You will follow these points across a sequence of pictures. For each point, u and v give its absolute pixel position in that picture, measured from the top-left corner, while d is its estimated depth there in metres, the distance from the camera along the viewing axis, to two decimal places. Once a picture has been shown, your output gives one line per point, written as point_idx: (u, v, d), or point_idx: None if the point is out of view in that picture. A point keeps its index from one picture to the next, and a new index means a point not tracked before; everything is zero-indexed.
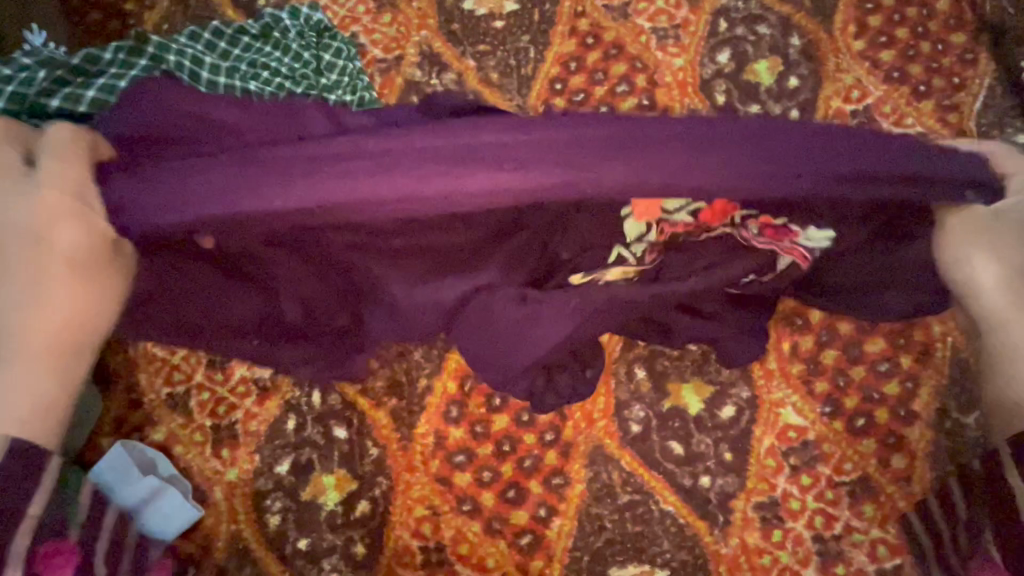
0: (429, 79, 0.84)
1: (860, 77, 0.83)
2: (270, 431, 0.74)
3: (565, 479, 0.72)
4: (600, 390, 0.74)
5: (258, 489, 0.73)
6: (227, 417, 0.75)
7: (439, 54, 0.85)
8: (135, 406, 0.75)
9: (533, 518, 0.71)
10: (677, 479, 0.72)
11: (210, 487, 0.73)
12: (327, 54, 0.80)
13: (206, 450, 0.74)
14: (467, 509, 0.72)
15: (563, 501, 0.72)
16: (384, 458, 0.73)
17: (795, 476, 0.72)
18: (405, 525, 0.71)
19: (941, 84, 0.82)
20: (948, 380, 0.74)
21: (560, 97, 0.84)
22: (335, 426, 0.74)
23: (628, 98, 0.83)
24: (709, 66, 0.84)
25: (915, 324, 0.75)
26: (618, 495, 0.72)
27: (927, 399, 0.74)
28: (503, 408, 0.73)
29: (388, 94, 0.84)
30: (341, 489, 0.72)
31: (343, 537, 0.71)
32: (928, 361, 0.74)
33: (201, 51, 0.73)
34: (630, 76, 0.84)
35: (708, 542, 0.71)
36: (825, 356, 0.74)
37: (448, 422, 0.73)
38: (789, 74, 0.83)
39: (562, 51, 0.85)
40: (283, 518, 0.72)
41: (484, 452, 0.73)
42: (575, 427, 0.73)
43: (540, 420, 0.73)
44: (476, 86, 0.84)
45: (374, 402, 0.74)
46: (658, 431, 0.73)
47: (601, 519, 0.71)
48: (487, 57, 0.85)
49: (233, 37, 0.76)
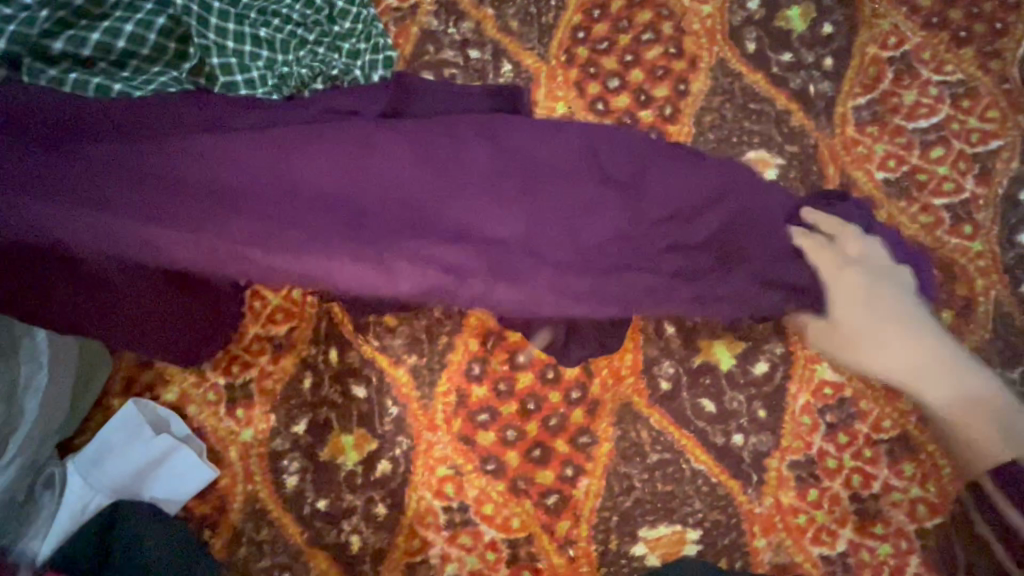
0: (446, 28, 0.81)
1: (898, 23, 0.79)
2: (286, 390, 0.72)
3: (592, 438, 0.69)
4: (628, 346, 0.71)
5: (275, 449, 0.70)
6: (242, 376, 0.72)
7: (456, 2, 0.81)
8: (145, 366, 0.72)
9: (560, 478, 0.69)
10: (709, 438, 0.69)
11: (225, 448, 0.71)
12: None
13: (220, 410, 0.71)
14: (491, 469, 0.69)
15: (590, 460, 0.69)
16: (404, 418, 0.70)
17: (831, 434, 0.69)
18: (427, 485, 0.69)
19: (982, 30, 0.79)
20: (991, 335, 0.71)
21: (582, 47, 0.80)
22: (354, 385, 0.71)
23: (654, 46, 0.80)
24: (738, 12, 0.80)
25: (955, 277, 0.72)
26: (647, 454, 0.69)
27: (969, 355, 0.71)
28: (527, 365, 0.71)
29: (404, 44, 0.81)
30: (361, 449, 0.70)
31: (363, 498, 0.69)
32: (970, 315, 0.71)
33: None
34: (655, 24, 0.80)
35: (741, 502, 0.68)
36: None
37: (470, 380, 0.71)
38: (822, 21, 0.79)
39: None
40: (301, 479, 0.70)
41: (508, 410, 0.70)
42: (602, 384, 0.71)
43: (566, 377, 0.71)
44: (496, 35, 0.81)
45: (394, 360, 0.72)
46: (689, 388, 0.70)
47: (630, 479, 0.69)
48: (506, 5, 0.81)
49: None
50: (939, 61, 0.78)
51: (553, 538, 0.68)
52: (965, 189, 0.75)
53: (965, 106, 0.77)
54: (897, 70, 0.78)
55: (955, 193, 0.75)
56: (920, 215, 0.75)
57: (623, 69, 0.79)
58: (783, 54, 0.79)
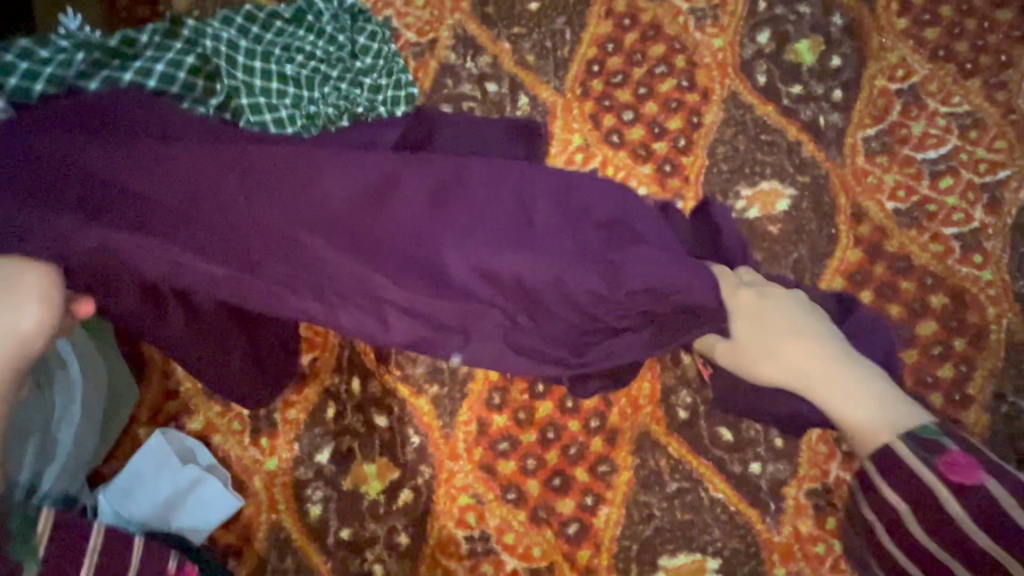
0: (464, 62, 0.83)
1: (905, 56, 0.81)
2: (309, 420, 0.73)
3: (611, 466, 0.70)
4: (646, 375, 0.72)
5: (298, 478, 0.72)
6: (265, 405, 0.73)
7: (474, 37, 0.84)
8: (171, 395, 0.74)
9: (580, 506, 0.70)
10: (727, 466, 0.70)
11: (249, 477, 0.72)
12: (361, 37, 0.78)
13: (244, 439, 0.73)
14: (512, 498, 0.70)
15: (610, 489, 0.70)
16: (425, 447, 0.71)
17: (848, 462, 0.70)
18: (448, 514, 0.70)
19: (987, 61, 0.80)
20: (1004, 364, 0.72)
21: (597, 79, 0.82)
22: (376, 414, 0.72)
23: (667, 79, 0.82)
24: (749, 46, 0.82)
25: (968, 305, 0.73)
26: (666, 483, 0.70)
27: (984, 383, 0.72)
28: (546, 395, 0.72)
29: (422, 78, 0.83)
30: (383, 478, 0.71)
31: (386, 527, 0.70)
32: (983, 344, 0.72)
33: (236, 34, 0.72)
34: (668, 57, 0.82)
35: (760, 530, 0.69)
36: None
37: (491, 409, 0.72)
38: (831, 54, 0.81)
39: (598, 32, 0.83)
40: (324, 508, 0.71)
41: (528, 439, 0.71)
42: (621, 413, 0.72)
43: (585, 406, 0.72)
44: (512, 69, 0.83)
45: (415, 390, 0.73)
46: (707, 417, 0.71)
47: (649, 507, 0.70)
48: (522, 39, 0.83)
49: (266, 20, 0.75)
50: (946, 93, 0.80)
51: (574, 566, 0.69)
52: (975, 218, 0.76)
53: (973, 137, 0.78)
54: (906, 101, 0.80)
55: (964, 222, 0.76)
56: (931, 244, 0.76)
57: (637, 102, 0.81)
58: (793, 87, 0.81)
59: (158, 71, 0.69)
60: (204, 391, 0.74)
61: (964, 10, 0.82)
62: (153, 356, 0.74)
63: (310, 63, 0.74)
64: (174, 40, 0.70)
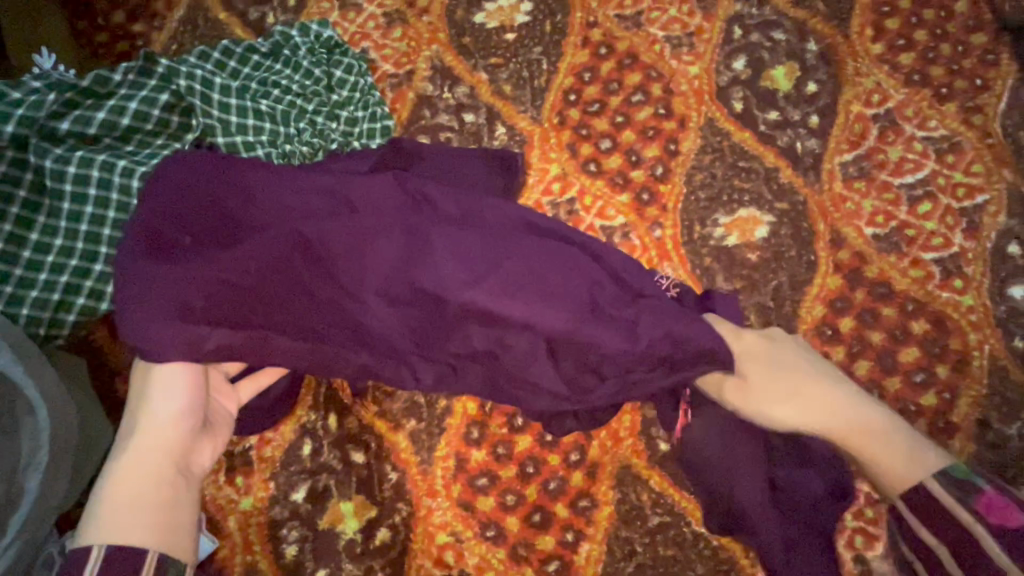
0: (441, 93, 0.83)
1: (880, 81, 0.81)
2: (285, 457, 0.72)
3: (592, 501, 0.69)
4: (626, 407, 0.71)
5: (274, 518, 0.70)
6: (240, 443, 0.72)
7: (450, 68, 0.84)
8: None
9: (560, 543, 0.69)
10: (709, 499, 0.69)
11: (224, 517, 0.71)
12: (338, 70, 0.77)
13: (219, 478, 0.72)
14: (491, 536, 0.69)
15: (590, 524, 0.69)
16: (403, 483, 0.70)
17: (831, 493, 0.69)
18: (427, 553, 0.69)
19: (963, 85, 0.81)
20: (987, 391, 0.71)
21: (574, 108, 0.82)
22: (353, 451, 0.71)
23: (643, 107, 0.82)
24: (724, 73, 0.82)
25: (949, 331, 0.73)
26: (648, 517, 0.69)
27: (967, 411, 0.71)
28: (525, 429, 0.71)
29: (400, 109, 0.83)
30: (360, 516, 0.70)
31: (363, 567, 0.69)
32: (965, 371, 0.72)
33: (210, 71, 0.73)
34: (645, 85, 0.82)
35: (743, 565, 0.68)
36: (858, 367, 0.72)
37: (469, 444, 0.71)
38: (807, 80, 0.82)
39: (575, 61, 0.84)
40: (301, 548, 0.70)
41: (507, 474, 0.70)
42: (601, 446, 0.71)
43: (564, 439, 0.71)
44: (489, 99, 0.83)
45: (393, 425, 0.72)
46: (688, 449, 0.70)
47: (631, 543, 0.68)
48: (499, 69, 0.84)
49: (242, 55, 0.75)
50: (922, 117, 0.80)
51: None
52: (954, 243, 0.76)
53: (950, 161, 0.78)
54: (882, 126, 0.80)
55: (944, 247, 0.76)
56: (911, 269, 0.75)
57: (614, 130, 0.81)
58: (770, 113, 0.81)
59: (131, 109, 0.70)
60: None
61: (937, 35, 0.82)
62: None
63: (285, 97, 0.74)
64: (148, 78, 0.72)
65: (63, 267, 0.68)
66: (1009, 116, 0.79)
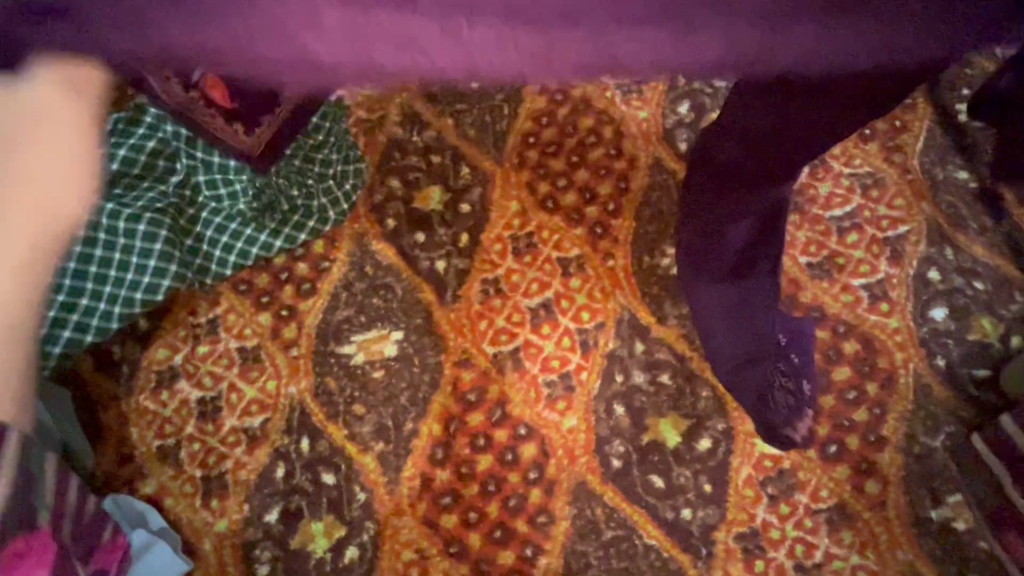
0: (410, 136, 0.90)
1: None
2: (259, 480, 0.76)
3: (549, 517, 0.73)
4: (580, 427, 0.76)
5: (248, 539, 0.74)
6: (217, 467, 0.76)
7: (419, 113, 0.91)
8: (125, 460, 0.77)
9: (520, 557, 0.72)
10: (659, 513, 0.73)
11: (199, 539, 0.74)
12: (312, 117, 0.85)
13: (195, 501, 0.75)
14: (455, 552, 0.73)
15: (548, 539, 0.73)
16: (371, 503, 0.74)
17: (773, 505, 0.74)
18: (393, 570, 0.72)
19: (884, 126, 0.89)
20: (913, 406, 0.77)
21: (534, 149, 0.89)
22: (323, 472, 0.76)
23: (597, 148, 0.89)
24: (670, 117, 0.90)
25: (877, 351, 0.79)
26: (602, 532, 0.73)
27: (896, 425, 0.76)
28: (488, 448, 0.76)
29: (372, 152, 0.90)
30: (330, 536, 0.73)
31: None
32: (892, 387, 0.78)
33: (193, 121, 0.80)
34: (598, 128, 0.90)
35: None
36: None
37: (434, 464, 0.75)
38: None
39: (534, 106, 0.91)
40: (273, 567, 0.73)
41: (470, 493, 0.74)
42: (557, 464, 0.75)
43: (523, 458, 0.75)
44: (455, 141, 0.90)
45: (362, 447, 0.76)
46: (639, 466, 0.75)
47: (586, 556, 0.72)
48: (464, 114, 0.91)
49: None
50: (848, 155, 0.88)
51: None
52: (880, 269, 0.83)
53: (876, 195, 0.86)
54: (813, 164, 0.88)
55: (870, 273, 0.83)
56: (842, 294, 0.82)
57: (570, 169, 0.88)
58: None
59: (121, 156, 0.78)
60: (159, 455, 0.77)
61: None
62: (110, 422, 0.79)
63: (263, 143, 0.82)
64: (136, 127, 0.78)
65: (52, 303, 0.73)
66: (926, 154, 0.87)
